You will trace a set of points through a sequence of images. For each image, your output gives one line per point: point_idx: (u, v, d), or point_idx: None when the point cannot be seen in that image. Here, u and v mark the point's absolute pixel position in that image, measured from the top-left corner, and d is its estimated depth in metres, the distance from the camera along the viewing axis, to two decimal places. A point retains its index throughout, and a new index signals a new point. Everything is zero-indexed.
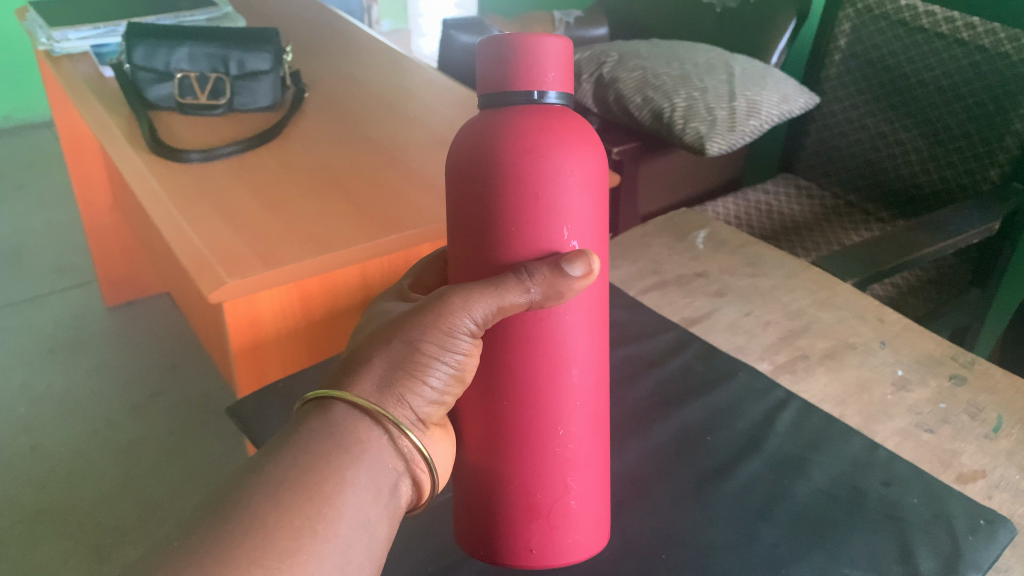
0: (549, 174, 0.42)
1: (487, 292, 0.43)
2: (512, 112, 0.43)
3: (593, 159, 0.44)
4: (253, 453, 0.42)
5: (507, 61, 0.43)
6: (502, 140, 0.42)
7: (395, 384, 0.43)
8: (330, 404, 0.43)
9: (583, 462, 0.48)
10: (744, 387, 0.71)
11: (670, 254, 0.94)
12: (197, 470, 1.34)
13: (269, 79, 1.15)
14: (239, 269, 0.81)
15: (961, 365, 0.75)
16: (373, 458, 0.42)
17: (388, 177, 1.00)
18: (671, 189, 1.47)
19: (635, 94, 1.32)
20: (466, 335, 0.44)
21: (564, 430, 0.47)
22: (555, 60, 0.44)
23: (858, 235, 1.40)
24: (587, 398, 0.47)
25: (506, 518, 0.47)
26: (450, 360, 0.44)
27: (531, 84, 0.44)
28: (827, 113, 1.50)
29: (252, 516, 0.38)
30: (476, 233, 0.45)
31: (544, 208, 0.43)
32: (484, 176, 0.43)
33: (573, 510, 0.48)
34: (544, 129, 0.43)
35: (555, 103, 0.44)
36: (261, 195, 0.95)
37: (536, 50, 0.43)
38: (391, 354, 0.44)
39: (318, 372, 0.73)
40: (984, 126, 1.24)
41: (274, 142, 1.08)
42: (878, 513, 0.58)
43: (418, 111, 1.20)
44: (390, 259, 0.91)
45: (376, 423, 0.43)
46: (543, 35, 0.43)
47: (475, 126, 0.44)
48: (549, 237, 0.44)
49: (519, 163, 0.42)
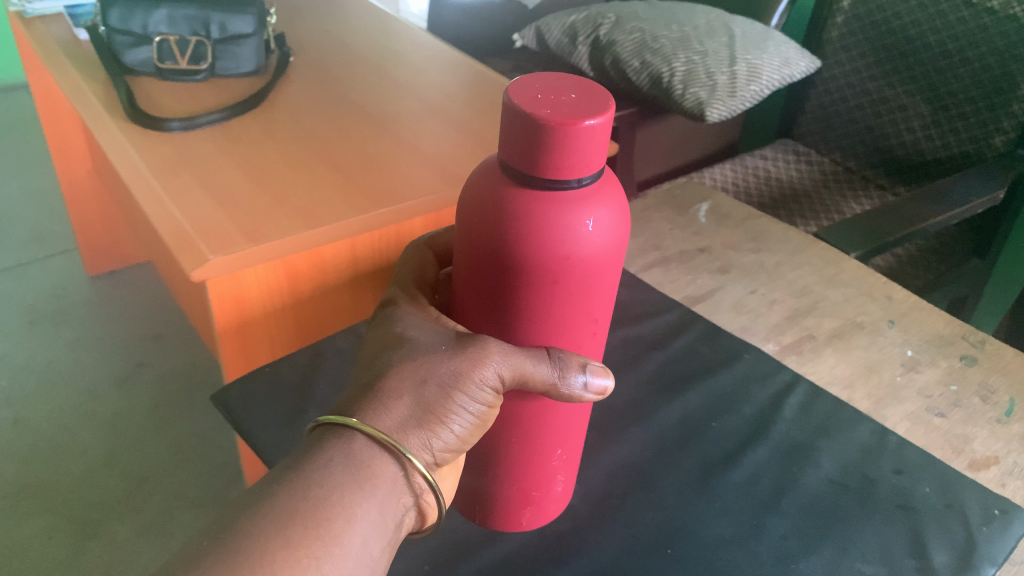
0: (586, 270, 0.40)
1: (520, 363, 0.42)
2: (546, 203, 0.38)
3: (622, 228, 0.40)
4: (263, 476, 0.40)
5: (542, 151, 0.36)
6: (531, 235, 0.38)
7: (419, 425, 0.42)
8: (348, 433, 0.42)
9: (572, 459, 0.51)
10: (749, 370, 0.68)
11: (672, 229, 0.91)
12: (184, 444, 1.32)
13: (253, 43, 1.10)
14: (223, 245, 0.77)
15: (972, 345, 0.73)
16: (385, 494, 0.41)
17: (378, 149, 0.96)
18: (666, 156, 1.44)
19: (632, 58, 1.28)
20: (489, 390, 0.42)
21: (562, 449, 0.49)
22: (598, 144, 0.37)
23: (858, 204, 1.37)
24: (583, 412, 0.49)
25: (501, 506, 0.51)
26: (472, 409, 0.43)
27: (567, 175, 0.37)
28: (827, 78, 1.47)
29: (259, 545, 0.37)
30: (501, 295, 0.41)
31: (576, 291, 0.41)
32: (511, 261, 0.39)
33: (557, 492, 0.52)
34: (578, 223, 0.38)
35: (589, 185, 0.39)
36: (245, 167, 0.91)
37: (575, 142, 0.36)
38: (422, 396, 0.42)
39: (308, 357, 0.70)
40: (990, 91, 1.21)
41: (258, 109, 1.04)
42: (890, 503, 0.56)
43: (408, 77, 1.16)
44: (380, 236, 0.87)
45: (394, 459, 0.42)
46: (587, 122, 0.36)
47: (495, 193, 0.39)
48: (575, 316, 0.42)
49: (555, 260, 0.39)
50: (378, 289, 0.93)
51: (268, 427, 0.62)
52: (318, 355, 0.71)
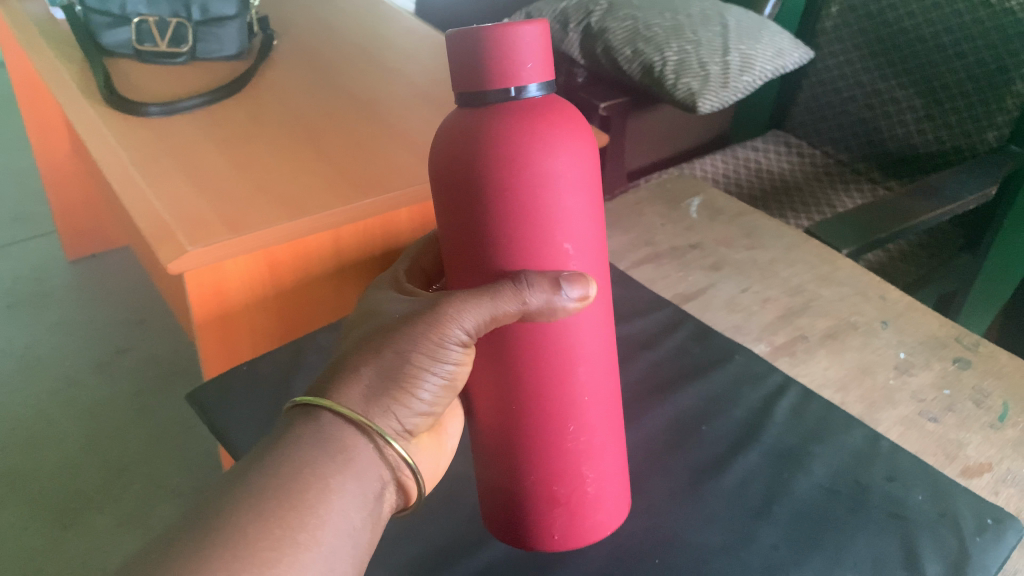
0: (544, 172, 0.41)
1: (481, 303, 0.42)
2: (503, 115, 0.41)
3: (586, 154, 0.43)
4: (237, 462, 0.40)
5: (483, 55, 0.40)
6: (491, 148, 0.41)
7: (384, 395, 0.43)
8: (318, 412, 0.42)
9: (598, 448, 0.47)
10: (741, 371, 0.67)
11: (664, 223, 0.89)
12: (165, 432, 1.29)
13: (235, 25, 1.07)
14: (202, 236, 0.75)
15: (966, 348, 0.72)
16: (361, 469, 0.41)
17: (365, 136, 0.94)
18: (657, 145, 1.43)
19: (624, 46, 1.26)
20: (459, 347, 0.44)
21: (574, 425, 0.46)
22: (534, 50, 0.41)
23: (850, 198, 1.35)
24: (596, 391, 0.46)
25: (528, 509, 0.47)
26: (441, 370, 0.44)
27: (509, 79, 0.41)
28: (821, 69, 1.45)
29: (240, 529, 0.37)
30: (470, 221, 0.43)
31: (547, 213, 0.42)
32: (479, 184, 0.41)
33: (590, 496, 0.48)
34: (536, 132, 0.41)
35: (536, 96, 0.42)
36: (226, 153, 0.88)
37: (512, 43, 0.40)
38: (382, 363, 0.43)
39: (289, 353, 0.68)
40: (984, 86, 1.19)
41: (240, 94, 1.01)
42: (882, 512, 0.55)
43: (396, 62, 1.13)
44: (366, 226, 0.85)
45: (362, 434, 0.42)
46: (517, 24, 0.40)
47: (455, 124, 0.43)
48: (547, 237, 0.43)
49: (520, 169, 0.41)
50: (364, 281, 0.91)
51: (248, 428, 0.60)
52: (299, 352, 0.68)
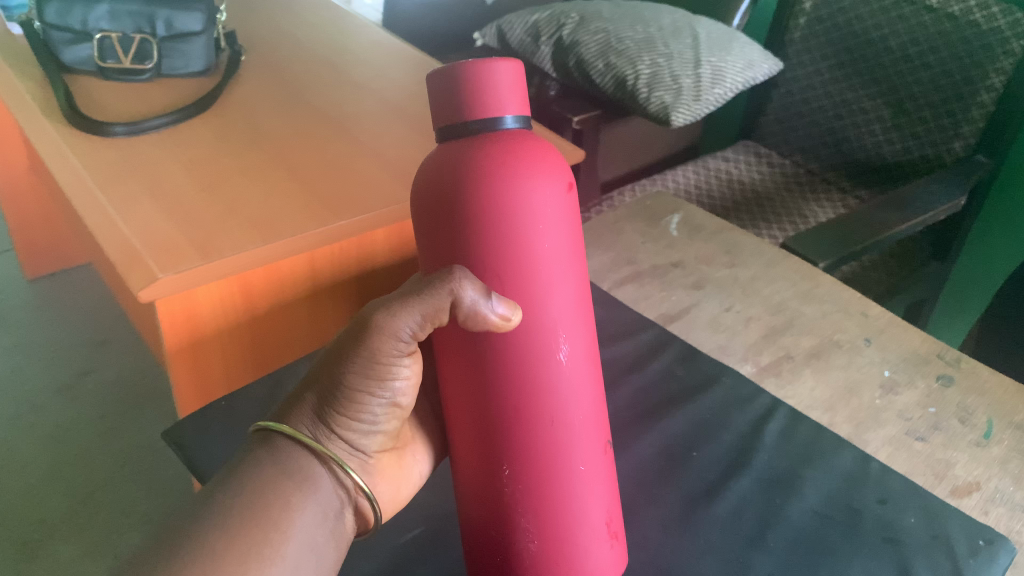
0: (488, 193, 0.41)
1: (409, 303, 0.42)
2: (469, 143, 0.42)
3: (544, 181, 0.42)
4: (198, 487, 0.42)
5: (457, 88, 0.42)
6: (448, 175, 0.42)
7: (329, 418, 0.45)
8: (274, 439, 0.44)
9: (550, 502, 0.45)
10: (729, 394, 0.66)
11: (644, 242, 0.89)
12: (132, 456, 1.26)
13: (202, 41, 1.05)
14: (174, 263, 0.72)
15: (949, 364, 0.72)
16: (322, 493, 0.43)
17: (338, 154, 0.92)
18: (628, 156, 1.43)
19: (596, 60, 1.25)
20: (402, 357, 0.44)
21: (513, 470, 0.44)
22: (507, 87, 0.43)
23: (821, 209, 1.36)
24: (538, 439, 0.44)
25: (479, 548, 0.47)
26: (388, 386, 0.45)
27: (481, 111, 0.42)
28: (790, 80, 1.46)
29: (211, 544, 0.38)
30: (433, 245, 0.44)
31: (492, 240, 0.42)
32: (434, 204, 0.43)
33: (533, 551, 0.45)
34: (491, 157, 0.41)
35: (511, 127, 0.43)
36: (196, 174, 0.86)
37: (486, 76, 0.42)
38: (325, 386, 0.45)
39: (268, 385, 0.66)
40: (950, 96, 1.21)
41: (208, 112, 0.98)
42: (876, 536, 0.55)
43: (366, 77, 1.11)
44: (341, 248, 0.83)
45: (314, 456, 0.44)
46: (491, 62, 0.42)
47: (431, 160, 0.44)
48: (496, 261, 0.42)
49: (466, 190, 0.41)
50: (339, 303, 0.89)
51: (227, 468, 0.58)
52: (277, 385, 0.66)
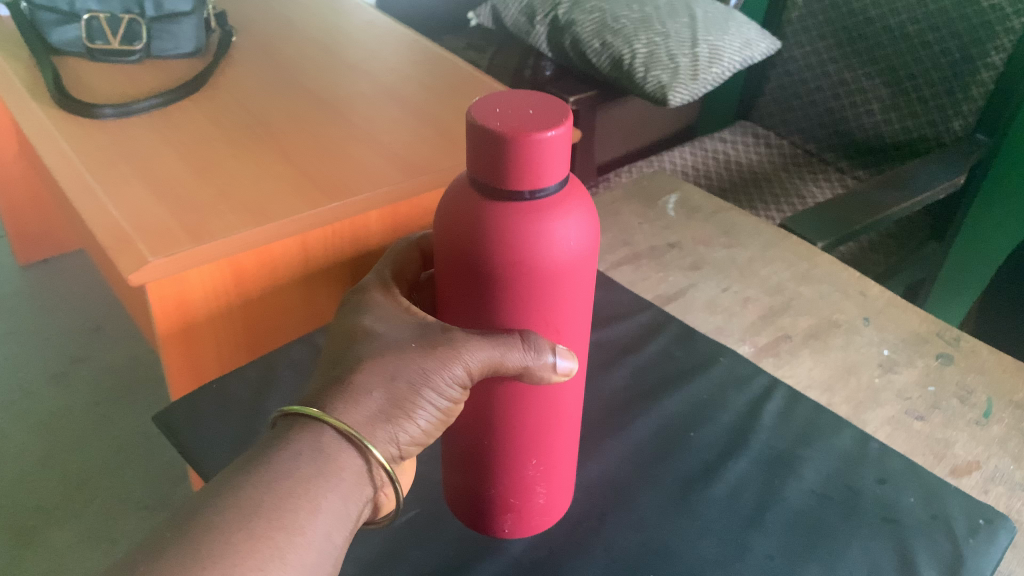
0: (552, 263, 0.40)
1: (494, 351, 0.42)
2: (523, 208, 0.39)
3: (591, 238, 0.41)
4: (226, 472, 0.40)
5: (506, 164, 0.37)
6: (504, 246, 0.39)
7: (388, 419, 0.42)
8: (323, 431, 0.41)
9: (558, 472, 0.50)
10: (726, 374, 0.66)
11: (641, 223, 0.87)
12: (127, 443, 1.25)
13: (191, 21, 1.03)
14: (164, 246, 0.72)
15: (948, 343, 0.71)
16: (349, 481, 0.41)
17: (330, 136, 0.91)
18: (625, 137, 1.42)
19: (592, 39, 1.23)
20: (456, 386, 0.43)
21: (534, 457, 0.48)
22: (561, 152, 0.38)
23: (818, 190, 1.35)
24: (563, 426, 0.49)
25: (482, 507, 0.51)
26: (438, 405, 0.44)
27: (530, 185, 0.38)
28: (788, 60, 1.44)
29: (218, 539, 0.36)
30: (479, 288, 0.41)
31: (555, 302, 0.42)
32: (487, 273, 0.40)
33: (538, 506, 0.51)
34: (554, 236, 0.39)
35: (554, 192, 0.39)
36: (188, 156, 0.85)
37: (538, 154, 0.37)
38: (393, 390, 0.42)
39: (259, 369, 0.65)
40: (950, 76, 1.20)
41: (199, 93, 0.97)
42: (875, 516, 0.54)
43: (359, 58, 1.10)
44: (334, 231, 0.82)
45: (358, 453, 0.41)
46: (545, 132, 0.36)
47: (470, 207, 0.39)
48: (549, 313, 0.42)
49: (535, 269, 0.40)
50: (332, 285, 0.88)
51: (217, 453, 0.57)
52: (270, 368, 0.65)
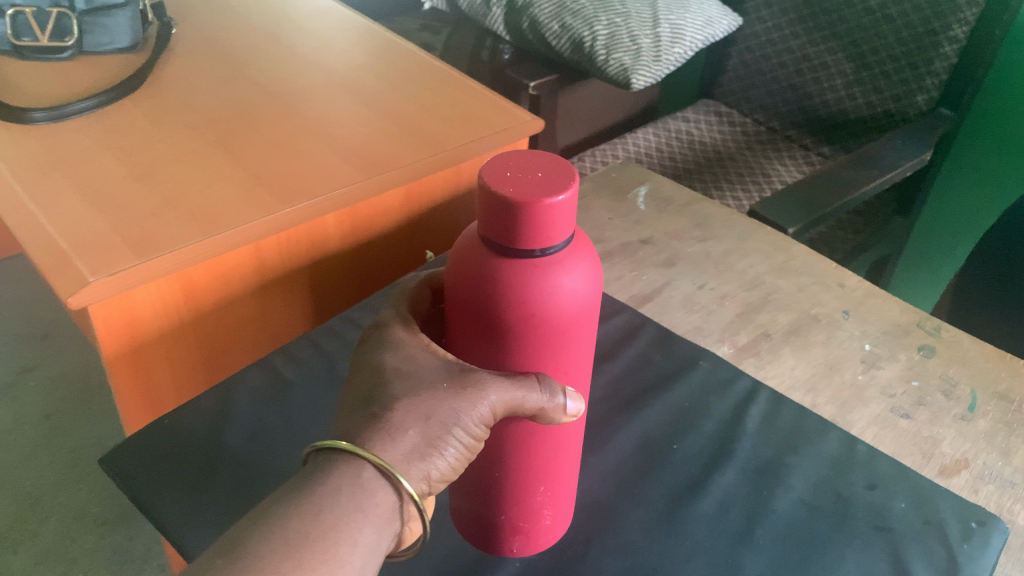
0: (561, 317, 0.40)
1: (514, 393, 0.41)
2: (531, 266, 0.39)
3: (596, 289, 0.41)
4: (265, 503, 0.38)
5: (515, 227, 0.37)
6: (512, 303, 0.39)
7: (421, 457, 0.40)
8: (362, 467, 0.39)
9: (564, 494, 0.49)
10: (707, 379, 0.63)
11: (612, 218, 0.84)
12: (82, 457, 1.20)
13: (127, 14, 0.96)
14: (105, 264, 0.67)
15: (929, 334, 0.70)
16: (384, 518, 0.39)
17: (282, 134, 0.86)
18: (587, 120, 1.39)
19: (551, 21, 1.19)
20: (481, 426, 0.41)
21: (541, 481, 0.47)
22: (569, 213, 0.38)
23: (784, 167, 1.34)
24: (570, 451, 0.47)
25: (489, 531, 0.49)
26: (467, 443, 0.41)
27: (538, 246, 0.38)
28: (749, 35, 1.41)
29: (260, 571, 0.34)
30: (488, 339, 0.41)
31: (564, 350, 0.42)
32: (497, 326, 0.40)
33: (545, 527, 0.49)
34: (562, 291, 0.39)
35: (561, 249, 0.39)
36: (130, 161, 0.79)
37: (546, 217, 0.37)
38: (427, 427, 0.40)
39: (214, 398, 0.61)
40: (912, 50, 1.18)
41: (138, 91, 0.91)
42: (867, 525, 0.52)
43: (309, 47, 1.05)
44: (289, 235, 0.78)
45: (393, 490, 0.39)
46: (555, 197, 0.36)
47: (479, 263, 0.39)
48: (557, 360, 0.42)
49: (547, 322, 0.40)
50: (289, 294, 0.84)
51: (172, 497, 0.53)
52: (226, 395, 0.61)
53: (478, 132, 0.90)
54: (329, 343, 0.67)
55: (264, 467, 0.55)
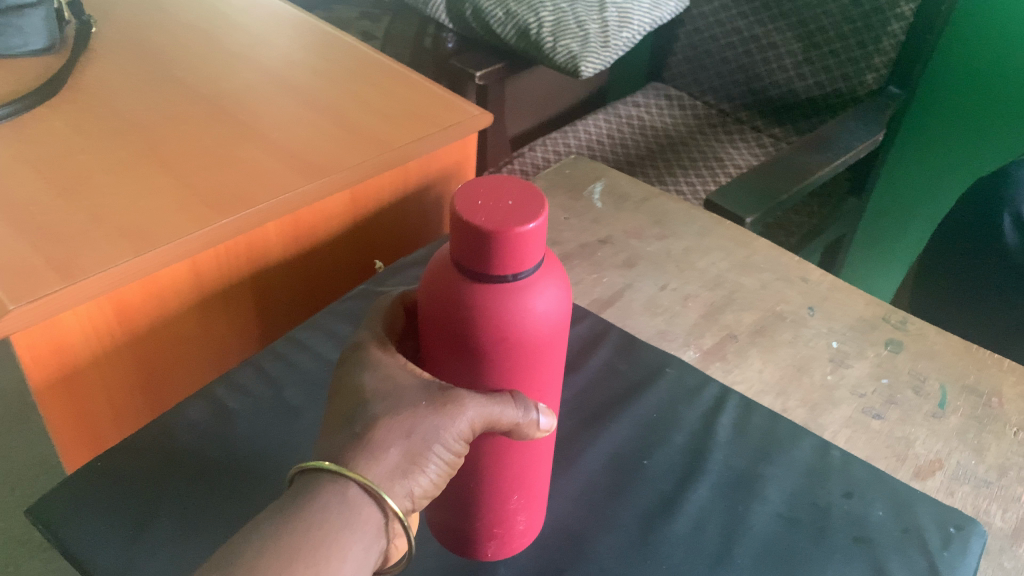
0: (532, 339, 0.37)
1: (491, 407, 0.38)
2: (502, 293, 0.36)
3: (567, 309, 0.39)
4: (241, 532, 0.35)
5: (484, 254, 0.35)
6: (483, 328, 0.36)
7: (405, 474, 0.37)
8: (348, 487, 0.36)
9: (539, 493, 0.47)
10: (675, 387, 0.61)
11: (568, 217, 0.81)
12: (21, 479, 1.14)
13: (40, 13, 0.90)
14: (25, 289, 0.62)
15: (896, 328, 0.69)
16: (371, 538, 0.36)
17: (215, 138, 0.81)
18: (536, 108, 1.35)
19: (494, 7, 1.14)
20: (461, 442, 0.38)
21: (515, 489, 0.45)
22: (541, 238, 0.35)
23: (736, 150, 1.32)
24: (543, 456, 0.45)
25: (463, 537, 0.47)
26: (448, 460, 0.38)
27: (509, 273, 0.35)
28: (696, 16, 1.38)
29: None
30: (460, 363, 0.38)
31: (536, 372, 0.39)
32: (468, 351, 0.37)
33: (519, 531, 0.47)
34: (534, 315, 0.37)
35: (533, 273, 0.37)
36: (50, 174, 0.74)
37: (516, 244, 0.34)
38: (409, 443, 0.37)
39: (155, 434, 0.57)
40: (860, 27, 1.17)
41: (58, 96, 0.85)
42: (846, 536, 0.50)
43: (242, 43, 0.99)
44: (228, 247, 0.74)
45: (379, 509, 0.36)
46: (526, 225, 0.34)
47: (448, 288, 0.37)
48: (529, 381, 0.40)
49: (518, 345, 0.37)
50: (231, 307, 0.79)
51: (109, 546, 0.49)
52: (166, 432, 0.57)
53: (424, 129, 0.86)
54: (274, 367, 0.63)
55: (211, 506, 0.51)
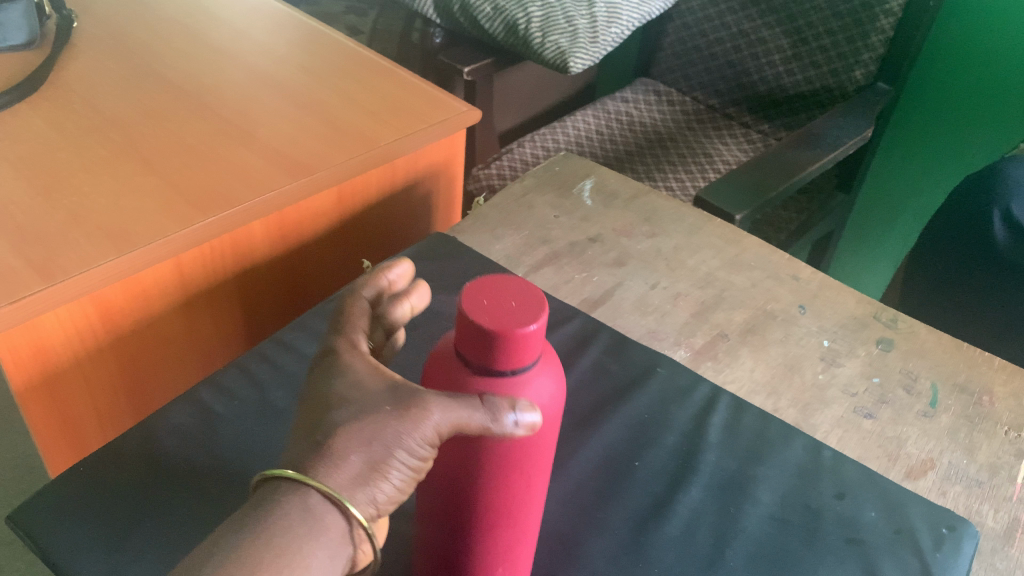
0: (524, 430, 0.36)
1: (455, 406, 0.34)
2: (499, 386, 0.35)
3: (560, 402, 0.38)
4: (203, 541, 0.34)
5: (484, 350, 0.34)
6: None
7: (367, 482, 0.35)
8: (309, 496, 0.34)
9: (521, 570, 0.43)
10: (666, 387, 0.61)
11: (558, 215, 0.81)
12: (4, 479, 1.12)
13: (21, 7, 0.89)
14: (5, 290, 0.60)
15: (886, 326, 0.69)
16: (333, 549, 0.34)
17: (197, 135, 0.80)
18: (524, 105, 1.35)
19: (483, 2, 1.13)
20: (427, 444, 0.35)
21: (497, 563, 0.41)
22: (541, 338, 0.35)
23: (725, 146, 1.32)
24: (529, 534, 0.41)
25: None
26: (414, 466, 0.36)
27: (507, 367, 0.35)
28: (685, 11, 1.37)
29: None
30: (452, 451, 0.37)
31: (529, 464, 0.38)
32: (460, 438, 0.36)
33: None
34: (527, 405, 0.36)
35: (531, 369, 0.36)
36: (31, 172, 0.72)
37: (517, 344, 0.34)
38: (370, 450, 0.35)
39: (137, 438, 0.56)
40: (849, 23, 1.17)
41: (39, 92, 0.84)
42: (838, 538, 0.50)
43: (225, 38, 0.98)
44: (213, 246, 0.73)
45: (342, 518, 0.35)
46: (528, 326, 0.33)
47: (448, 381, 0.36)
48: (520, 473, 0.38)
49: (509, 434, 0.36)
50: (217, 306, 0.78)
51: (91, 553, 0.48)
52: (149, 436, 0.56)
53: (410, 126, 0.85)
54: (260, 369, 0.62)
55: (195, 512, 0.50)
